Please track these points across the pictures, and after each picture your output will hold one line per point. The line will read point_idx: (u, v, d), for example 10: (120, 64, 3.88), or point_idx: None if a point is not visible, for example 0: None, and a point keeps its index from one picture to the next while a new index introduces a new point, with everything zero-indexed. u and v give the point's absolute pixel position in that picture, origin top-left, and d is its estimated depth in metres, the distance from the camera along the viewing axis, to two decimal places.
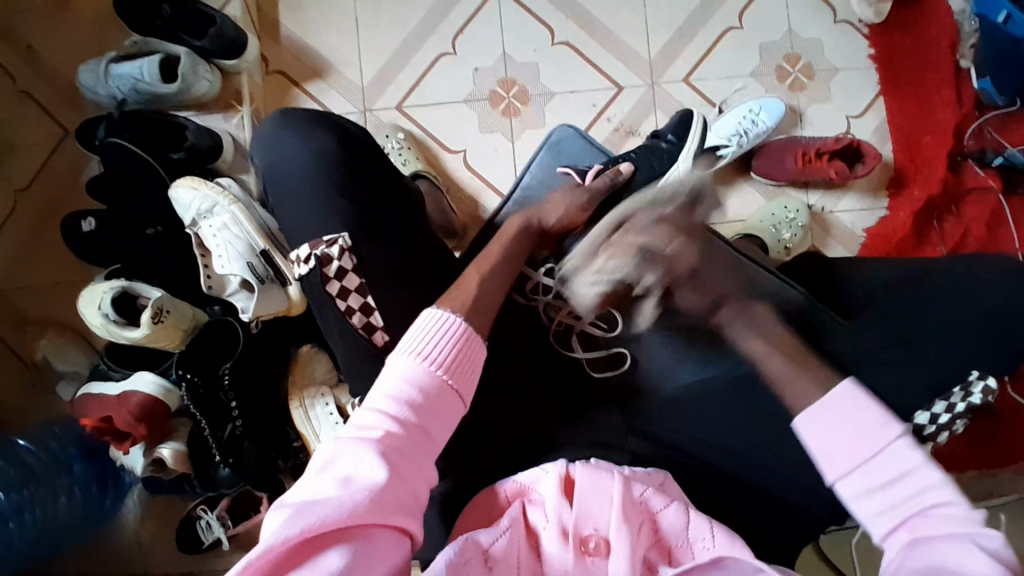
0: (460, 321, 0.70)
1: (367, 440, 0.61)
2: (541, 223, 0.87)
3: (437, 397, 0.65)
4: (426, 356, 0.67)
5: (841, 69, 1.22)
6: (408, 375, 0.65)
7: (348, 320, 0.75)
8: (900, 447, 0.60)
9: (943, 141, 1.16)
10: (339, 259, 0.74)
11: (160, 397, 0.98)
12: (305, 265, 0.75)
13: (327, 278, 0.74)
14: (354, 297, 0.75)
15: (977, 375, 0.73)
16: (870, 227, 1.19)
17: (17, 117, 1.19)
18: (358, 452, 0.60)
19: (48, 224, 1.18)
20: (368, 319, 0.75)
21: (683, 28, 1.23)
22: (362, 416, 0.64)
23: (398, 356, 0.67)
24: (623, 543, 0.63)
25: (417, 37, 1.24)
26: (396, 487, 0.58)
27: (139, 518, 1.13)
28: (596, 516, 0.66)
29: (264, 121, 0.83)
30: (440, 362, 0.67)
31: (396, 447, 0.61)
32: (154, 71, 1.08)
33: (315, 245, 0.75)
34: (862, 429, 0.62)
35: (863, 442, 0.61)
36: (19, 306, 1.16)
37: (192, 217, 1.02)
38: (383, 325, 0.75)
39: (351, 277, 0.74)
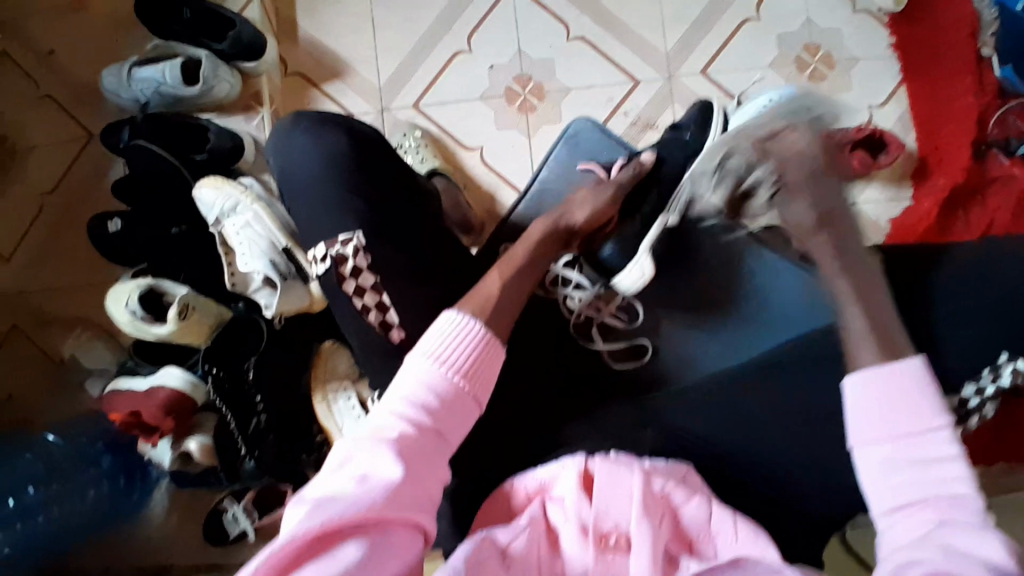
0: (480, 327, 0.69)
1: (383, 440, 0.61)
2: (568, 224, 0.85)
3: (454, 400, 0.65)
4: (446, 361, 0.67)
5: (861, 58, 1.21)
6: (427, 378, 0.66)
7: (365, 317, 0.76)
8: (940, 437, 0.59)
9: (968, 129, 1.14)
10: (354, 259, 0.76)
11: (186, 391, 1.00)
12: (323, 263, 0.77)
13: (343, 276, 0.76)
14: (369, 295, 0.76)
15: (1006, 356, 0.69)
16: (894, 218, 1.17)
17: (45, 120, 1.22)
18: (375, 450, 0.61)
19: (75, 225, 1.20)
20: (383, 316, 0.75)
21: (698, 21, 1.23)
22: (380, 416, 0.64)
23: (414, 358, 0.67)
24: (643, 542, 0.63)
25: (433, 35, 1.25)
26: (411, 486, 0.59)
27: (166, 511, 1.14)
28: (616, 512, 0.65)
29: (279, 121, 0.85)
30: (457, 367, 0.67)
31: (412, 448, 0.61)
32: (177, 75, 1.10)
33: (331, 245, 0.77)
34: (910, 409, 0.60)
35: (903, 422, 0.60)
36: (48, 305, 1.19)
37: (216, 216, 1.04)
38: (398, 322, 0.75)
39: (366, 275, 0.76)
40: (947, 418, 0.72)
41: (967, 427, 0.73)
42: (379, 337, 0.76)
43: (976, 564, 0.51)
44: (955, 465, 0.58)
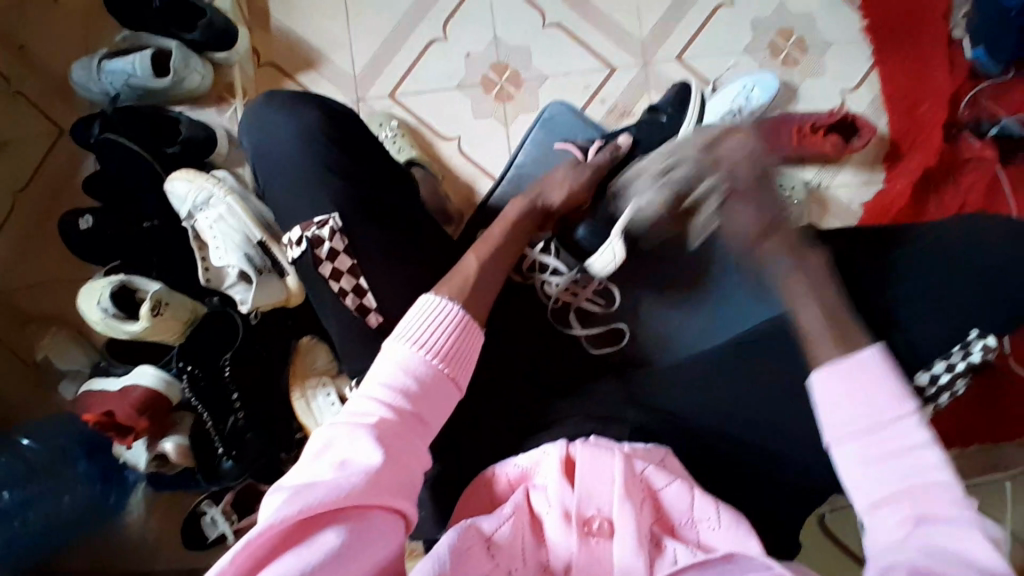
0: (456, 310, 0.69)
1: (361, 425, 0.61)
2: (544, 204, 0.87)
3: (432, 382, 0.65)
4: (423, 343, 0.66)
5: (834, 42, 1.22)
6: (404, 361, 0.65)
7: (343, 301, 0.76)
8: (909, 426, 0.59)
9: (940, 109, 1.16)
10: (330, 241, 0.75)
11: (161, 390, 0.98)
12: (299, 247, 0.76)
13: (320, 259, 0.75)
14: (346, 279, 0.75)
15: (977, 334, 0.73)
16: (867, 201, 1.18)
17: (10, 116, 1.19)
18: (354, 435, 0.60)
19: (45, 223, 1.18)
20: (361, 300, 0.75)
21: (674, 6, 1.23)
22: (359, 401, 0.64)
23: (392, 343, 0.67)
24: (626, 523, 0.63)
25: (407, 23, 1.24)
26: (391, 468, 0.59)
27: (144, 513, 1.12)
28: (598, 497, 0.66)
29: (252, 102, 0.84)
30: (436, 350, 0.67)
31: (391, 431, 0.61)
32: (146, 67, 1.08)
33: (307, 227, 0.76)
34: (874, 400, 0.61)
35: (872, 412, 0.60)
36: (19, 306, 1.17)
37: (187, 210, 1.02)
38: (375, 305, 0.75)
39: (343, 258, 0.75)
40: (918, 394, 0.74)
41: (938, 403, 0.76)
42: (360, 325, 0.76)
43: (975, 538, 0.52)
44: (929, 451, 0.58)
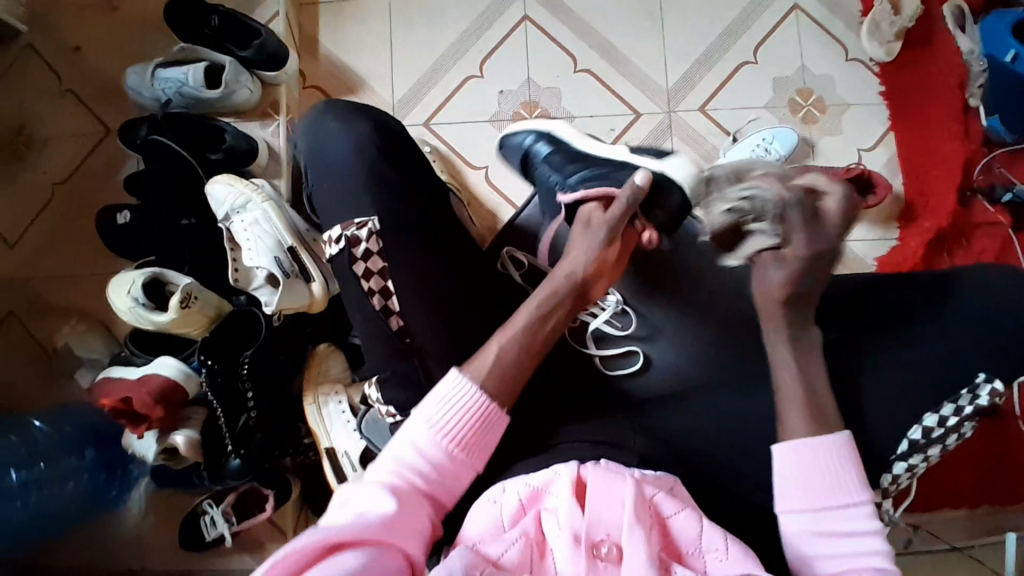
0: (483, 394, 0.72)
1: (382, 485, 0.67)
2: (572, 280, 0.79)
3: (449, 462, 0.70)
4: (439, 427, 0.70)
5: (851, 104, 1.27)
6: (424, 438, 0.70)
7: (370, 300, 0.79)
8: (861, 512, 0.68)
9: (954, 175, 1.20)
10: (366, 241, 0.79)
11: (179, 381, 1.00)
12: (337, 245, 0.81)
13: (354, 258, 0.79)
14: (376, 279, 0.79)
15: (985, 377, 0.75)
16: (881, 256, 1.21)
17: (63, 114, 1.25)
18: (373, 491, 0.67)
19: (83, 217, 1.22)
20: (387, 302, 0.79)
21: (700, 61, 1.30)
22: (383, 463, 0.70)
23: (416, 422, 0.71)
24: (637, 552, 0.64)
25: (447, 59, 1.31)
26: (402, 522, 0.64)
27: (143, 512, 1.12)
28: (608, 521, 0.66)
29: (312, 108, 0.90)
30: (454, 438, 0.70)
31: (405, 494, 0.67)
32: (198, 77, 1.13)
33: (347, 227, 0.80)
34: (833, 486, 0.69)
35: (829, 495, 0.69)
36: (45, 294, 1.20)
37: (224, 212, 1.06)
38: (399, 309, 0.79)
39: (376, 259, 0.79)
40: (925, 433, 0.74)
41: (947, 445, 0.75)
42: (379, 323, 0.80)
43: None
44: (870, 539, 0.67)
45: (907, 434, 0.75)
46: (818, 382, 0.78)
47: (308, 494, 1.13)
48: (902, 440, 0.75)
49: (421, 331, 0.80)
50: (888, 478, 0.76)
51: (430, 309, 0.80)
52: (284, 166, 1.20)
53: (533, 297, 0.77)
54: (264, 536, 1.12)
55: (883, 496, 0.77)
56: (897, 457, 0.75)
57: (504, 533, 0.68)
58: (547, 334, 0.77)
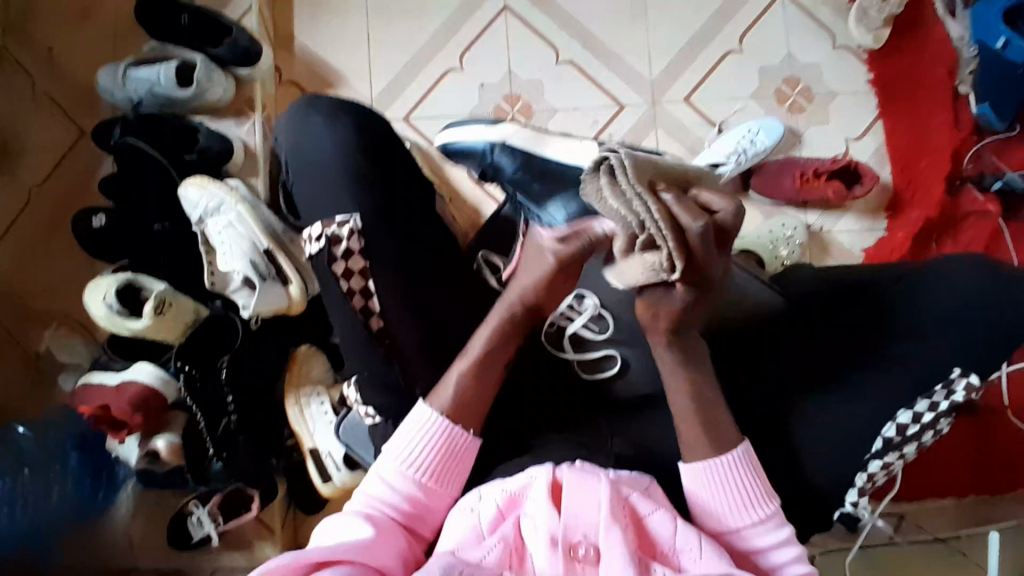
0: (459, 428, 0.71)
1: (358, 514, 0.67)
2: (538, 309, 0.75)
3: (422, 494, 0.70)
4: (410, 458, 0.70)
5: (839, 92, 1.24)
6: (395, 469, 0.70)
7: (349, 300, 0.77)
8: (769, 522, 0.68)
9: (943, 163, 1.18)
10: (347, 240, 0.77)
11: (156, 387, 1.00)
12: (316, 243, 0.78)
13: (334, 257, 0.77)
14: (355, 279, 0.77)
15: (959, 372, 0.72)
16: (869, 248, 1.20)
17: (38, 116, 1.23)
18: (349, 521, 0.67)
19: (62, 220, 1.21)
20: (366, 302, 0.77)
21: (685, 50, 1.27)
22: (358, 497, 0.70)
23: (384, 457, 0.71)
24: (615, 549, 0.61)
25: (426, 52, 1.28)
26: (378, 546, 0.64)
27: (131, 515, 1.10)
28: (585, 522, 0.63)
29: (295, 102, 0.87)
30: (424, 469, 0.70)
31: (380, 521, 0.67)
32: (171, 78, 1.11)
33: (326, 224, 0.78)
34: (743, 502, 0.68)
35: (733, 505, 0.68)
36: (27, 298, 1.19)
37: (199, 216, 1.04)
38: (379, 309, 0.77)
39: (357, 258, 0.77)
40: (900, 430, 0.71)
41: (924, 443, 0.73)
42: (359, 324, 0.78)
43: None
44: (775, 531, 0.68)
45: (880, 431, 0.72)
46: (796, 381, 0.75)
47: (293, 494, 1.13)
48: (876, 437, 0.72)
49: (397, 337, 0.77)
50: (863, 476, 0.72)
51: (403, 314, 0.78)
52: (261, 164, 1.18)
53: (487, 324, 0.75)
54: (252, 537, 1.11)
55: (858, 494, 0.73)
56: (873, 455, 0.72)
57: (483, 539, 0.64)
58: (506, 348, 0.75)
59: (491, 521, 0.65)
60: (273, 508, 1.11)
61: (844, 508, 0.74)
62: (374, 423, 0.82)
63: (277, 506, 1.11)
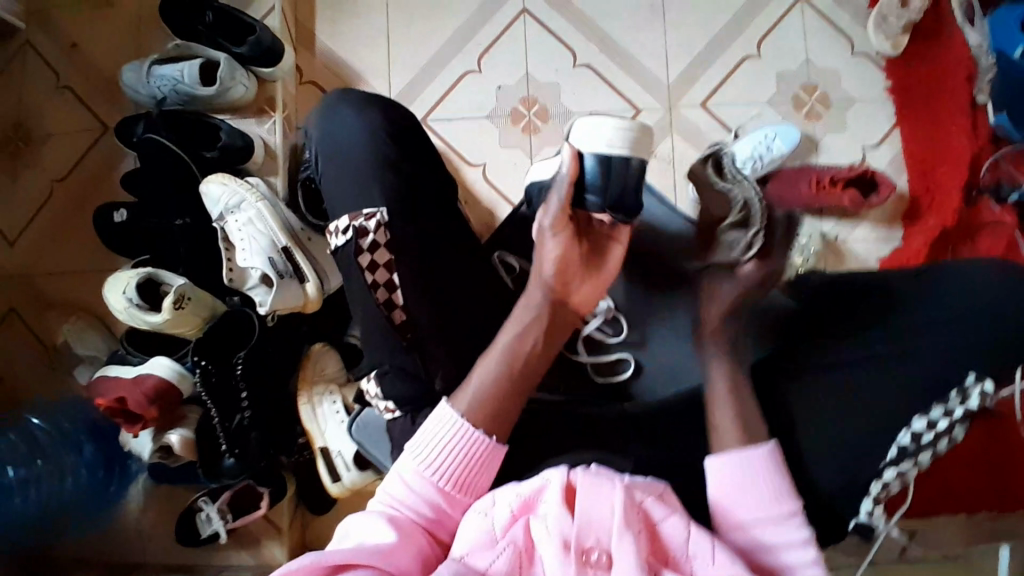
0: (482, 433, 0.70)
1: (382, 514, 0.67)
2: (564, 299, 0.76)
3: (444, 500, 0.69)
4: (432, 462, 0.69)
5: (856, 100, 1.24)
6: (416, 472, 0.69)
7: (373, 293, 0.78)
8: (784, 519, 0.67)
9: (959, 172, 1.18)
10: (374, 233, 0.78)
11: (173, 381, 1.00)
12: (343, 236, 0.79)
13: (360, 248, 0.78)
14: (381, 272, 0.78)
15: (974, 378, 0.70)
16: (884, 257, 1.20)
17: (61, 110, 1.25)
18: (371, 521, 0.67)
19: (82, 214, 1.22)
20: (390, 294, 0.78)
21: (703, 55, 1.27)
22: (382, 495, 0.70)
23: (409, 458, 0.70)
24: (627, 557, 0.61)
25: (445, 54, 1.29)
26: (398, 551, 0.63)
27: (143, 505, 1.12)
28: (598, 528, 0.63)
29: (325, 98, 0.88)
30: (449, 475, 0.69)
31: (403, 523, 0.66)
32: (195, 74, 1.12)
33: (354, 217, 0.79)
34: (761, 497, 0.67)
35: (751, 498, 0.67)
36: (45, 290, 1.21)
37: (219, 212, 1.06)
38: (403, 303, 0.78)
39: (382, 252, 0.78)
40: (915, 438, 0.70)
41: (939, 450, 0.71)
42: (382, 319, 0.78)
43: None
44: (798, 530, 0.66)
45: (895, 439, 0.71)
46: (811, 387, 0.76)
47: (304, 490, 1.14)
48: (891, 446, 0.71)
49: (417, 336, 0.78)
50: (877, 485, 0.72)
51: (422, 314, 0.78)
52: (280, 163, 1.19)
53: (512, 321, 0.75)
54: (260, 534, 1.12)
55: (873, 502, 0.72)
56: (887, 462, 0.71)
57: (495, 542, 0.64)
58: (538, 350, 0.74)
59: (505, 523, 0.65)
60: (283, 503, 1.12)
61: (860, 517, 0.73)
62: (393, 419, 0.80)
63: (285, 504, 1.13)
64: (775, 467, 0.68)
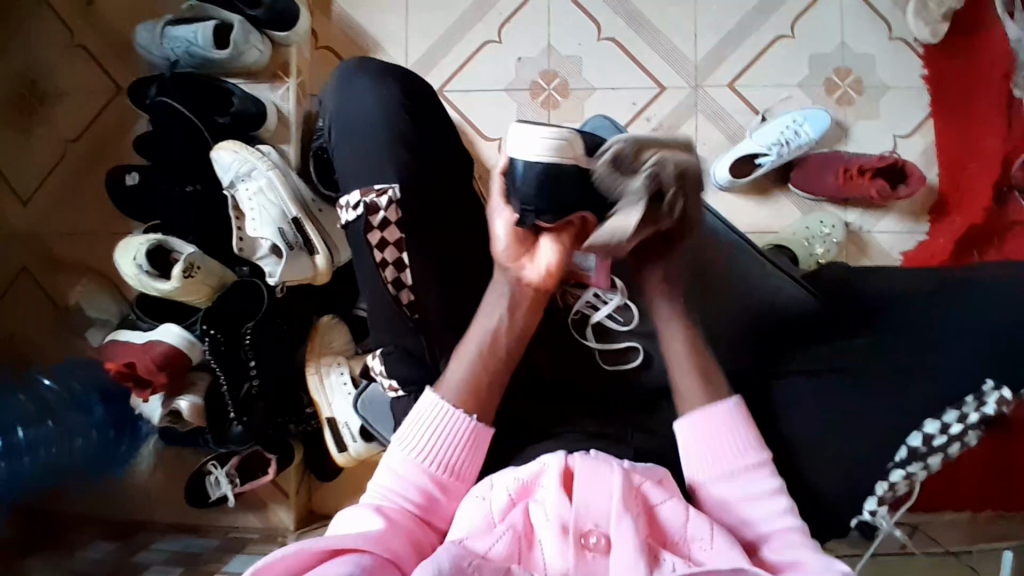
0: (463, 414, 0.69)
1: (370, 505, 0.66)
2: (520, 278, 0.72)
3: (438, 489, 0.67)
4: (425, 450, 0.68)
5: (891, 86, 1.19)
6: (408, 462, 0.68)
7: (381, 272, 0.76)
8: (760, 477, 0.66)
9: (991, 169, 1.13)
10: (384, 211, 0.76)
11: (183, 348, 1.01)
12: (354, 211, 0.77)
13: (370, 226, 0.76)
14: (389, 250, 0.76)
15: (991, 384, 0.65)
16: (907, 250, 1.17)
17: (75, 69, 1.23)
18: (362, 512, 0.65)
19: (95, 176, 1.22)
20: (399, 274, 0.76)
21: (733, 33, 1.22)
22: (370, 489, 0.69)
23: (397, 447, 0.69)
24: (626, 542, 0.58)
25: (464, 22, 1.25)
26: (390, 538, 0.61)
27: (152, 467, 1.16)
28: (596, 511, 0.60)
29: (342, 66, 0.85)
30: (439, 460, 0.68)
31: (394, 512, 0.65)
32: (208, 37, 1.09)
33: (365, 193, 0.76)
34: (732, 456, 0.67)
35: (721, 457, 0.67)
36: (58, 250, 1.21)
37: (230, 179, 1.04)
38: (411, 284, 0.76)
39: (392, 229, 0.76)
40: (926, 441, 0.65)
41: (950, 455, 0.66)
42: (390, 299, 0.76)
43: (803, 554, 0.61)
44: (777, 498, 0.65)
45: (906, 439, 0.66)
46: (796, 376, 0.72)
47: (310, 458, 1.15)
48: (901, 446, 0.66)
49: (426, 317, 0.76)
50: (883, 485, 0.67)
51: (431, 299, 0.77)
52: (293, 132, 1.16)
53: (487, 308, 0.72)
54: (268, 495, 1.15)
55: (878, 502, 0.67)
56: (895, 464, 0.66)
57: (493, 526, 0.62)
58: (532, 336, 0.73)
59: (501, 508, 0.63)
60: (290, 471, 1.14)
61: (862, 516, 0.68)
62: (396, 397, 0.80)
63: (292, 471, 1.15)
64: (743, 423, 0.68)
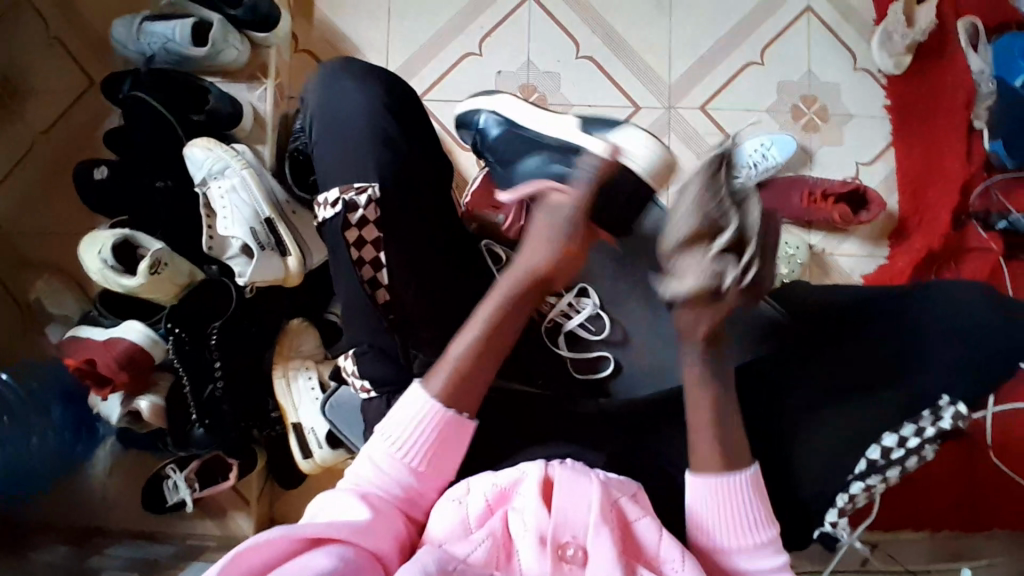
0: (446, 412, 0.68)
1: (353, 492, 0.65)
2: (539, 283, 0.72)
3: (418, 481, 0.67)
4: (407, 444, 0.67)
5: (855, 115, 1.25)
6: (389, 455, 0.67)
7: (358, 270, 0.76)
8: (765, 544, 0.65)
9: (950, 194, 1.18)
10: (363, 209, 0.76)
11: (146, 347, 0.99)
12: (332, 208, 0.77)
13: (349, 223, 0.75)
14: (367, 249, 0.75)
15: (947, 399, 0.67)
16: (869, 273, 1.21)
17: (47, 63, 1.21)
18: (346, 498, 0.64)
19: (62, 173, 1.19)
20: (375, 273, 0.76)
21: (707, 57, 1.26)
22: (351, 477, 0.68)
23: (380, 438, 0.68)
24: (602, 554, 0.58)
25: (446, 34, 1.26)
26: (375, 529, 0.61)
27: (108, 470, 1.12)
28: (575, 522, 0.60)
29: (325, 65, 0.85)
30: (419, 454, 0.67)
31: (377, 502, 0.64)
32: (185, 34, 1.08)
33: (344, 190, 0.76)
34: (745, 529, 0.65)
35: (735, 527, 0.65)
36: (22, 247, 1.18)
37: (202, 177, 1.03)
38: (387, 282, 0.76)
39: (371, 228, 0.75)
40: (885, 454, 0.66)
41: (907, 468, 0.67)
42: (364, 298, 0.76)
43: None
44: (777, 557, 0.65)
45: (865, 452, 0.66)
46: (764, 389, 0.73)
47: (274, 464, 1.13)
48: (860, 459, 0.66)
49: (399, 318, 0.76)
50: (844, 498, 0.67)
51: (404, 301, 0.77)
52: (268, 132, 1.15)
53: (489, 297, 0.72)
54: (227, 502, 1.12)
55: (838, 514, 0.67)
56: (854, 476, 0.66)
57: (470, 532, 0.62)
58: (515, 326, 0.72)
59: (479, 515, 0.62)
60: (252, 478, 1.12)
61: (824, 526, 0.69)
62: (368, 398, 0.79)
63: (256, 476, 1.12)
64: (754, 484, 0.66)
